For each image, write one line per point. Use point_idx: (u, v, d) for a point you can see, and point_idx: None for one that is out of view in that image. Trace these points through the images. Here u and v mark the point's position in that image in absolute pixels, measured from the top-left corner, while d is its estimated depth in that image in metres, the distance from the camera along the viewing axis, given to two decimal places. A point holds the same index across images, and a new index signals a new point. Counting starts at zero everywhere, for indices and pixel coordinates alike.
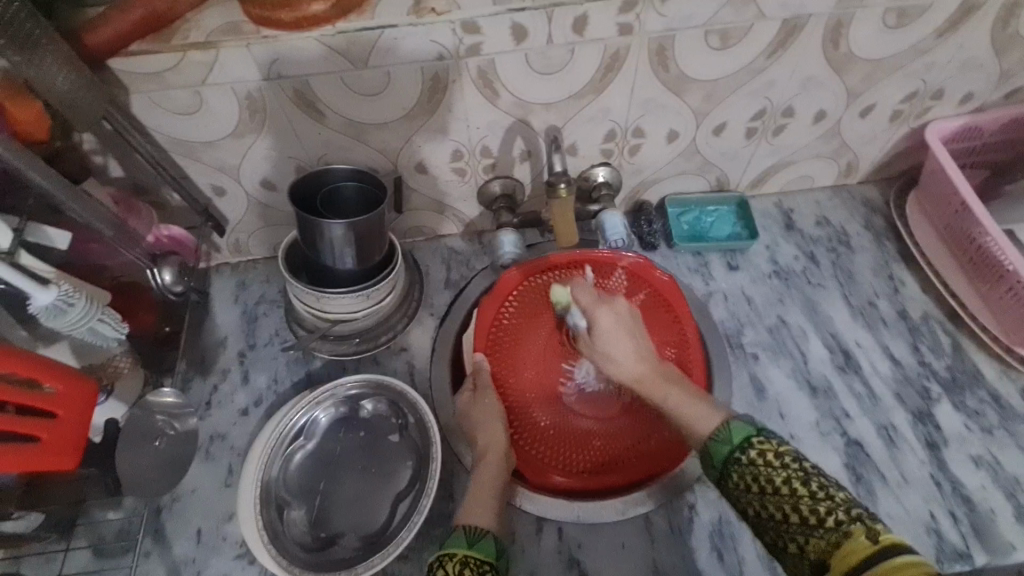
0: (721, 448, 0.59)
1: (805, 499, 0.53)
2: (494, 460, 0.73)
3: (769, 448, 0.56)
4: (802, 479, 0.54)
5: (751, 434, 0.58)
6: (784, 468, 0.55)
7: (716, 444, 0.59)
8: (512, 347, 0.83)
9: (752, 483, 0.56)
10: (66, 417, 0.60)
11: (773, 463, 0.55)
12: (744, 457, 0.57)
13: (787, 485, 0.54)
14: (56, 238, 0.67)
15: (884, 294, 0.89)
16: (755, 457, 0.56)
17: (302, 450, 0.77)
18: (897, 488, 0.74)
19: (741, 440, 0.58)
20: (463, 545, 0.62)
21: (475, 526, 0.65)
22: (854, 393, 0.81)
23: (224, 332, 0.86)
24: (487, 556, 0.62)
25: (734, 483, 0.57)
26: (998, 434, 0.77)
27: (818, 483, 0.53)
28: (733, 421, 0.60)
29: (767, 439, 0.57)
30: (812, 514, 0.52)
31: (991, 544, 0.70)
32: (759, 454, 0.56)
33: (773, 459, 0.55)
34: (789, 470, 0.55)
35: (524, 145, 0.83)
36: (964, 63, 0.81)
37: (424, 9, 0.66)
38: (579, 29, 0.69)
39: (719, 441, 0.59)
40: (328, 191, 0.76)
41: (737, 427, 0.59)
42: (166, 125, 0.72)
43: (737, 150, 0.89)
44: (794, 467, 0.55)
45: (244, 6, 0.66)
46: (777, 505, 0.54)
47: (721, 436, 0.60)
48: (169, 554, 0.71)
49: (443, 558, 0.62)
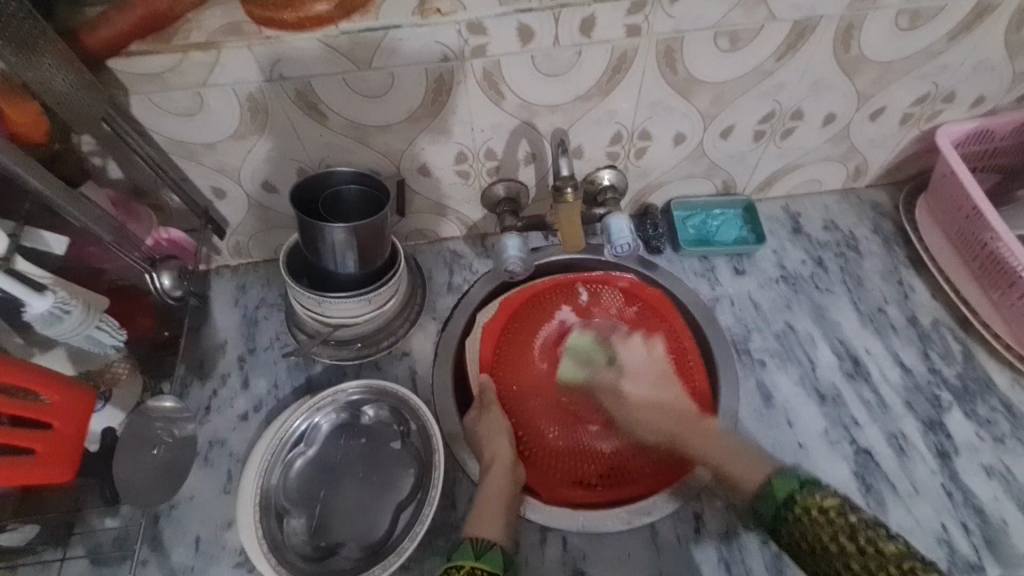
0: (767, 507, 0.62)
1: (854, 557, 0.55)
2: (500, 470, 0.72)
3: (813, 504, 0.59)
4: (849, 534, 0.56)
5: (794, 490, 0.61)
6: (831, 523, 0.57)
7: (762, 503, 0.63)
8: (515, 362, 0.84)
9: (802, 542, 0.58)
10: (62, 428, 0.59)
11: (820, 520, 0.58)
12: (791, 515, 0.60)
13: (836, 543, 0.56)
14: (53, 244, 0.66)
15: (893, 300, 0.88)
16: (801, 514, 0.59)
17: (302, 457, 0.75)
18: (908, 498, 0.73)
19: (785, 497, 0.61)
20: (471, 557, 0.63)
21: (482, 538, 0.65)
22: (863, 401, 0.80)
23: (223, 336, 0.85)
24: (494, 567, 0.63)
25: (789, 539, 0.60)
26: (1010, 444, 0.76)
27: (865, 535, 0.56)
28: (777, 476, 0.63)
29: (811, 494, 0.60)
30: (865, 571, 0.55)
31: (1003, 556, 0.69)
32: (805, 511, 0.59)
33: (820, 515, 0.58)
34: (835, 524, 0.57)
35: (529, 148, 0.81)
36: (977, 65, 0.80)
37: (429, 9, 0.65)
38: (586, 30, 0.68)
39: (765, 501, 0.62)
40: (329, 194, 0.75)
41: (780, 482, 0.62)
42: (167, 127, 0.71)
43: (745, 153, 0.88)
44: (839, 521, 0.57)
45: (245, 6, 0.64)
46: (829, 562, 0.57)
47: (766, 493, 0.62)
48: (167, 563, 0.70)
49: (449, 571, 0.63)
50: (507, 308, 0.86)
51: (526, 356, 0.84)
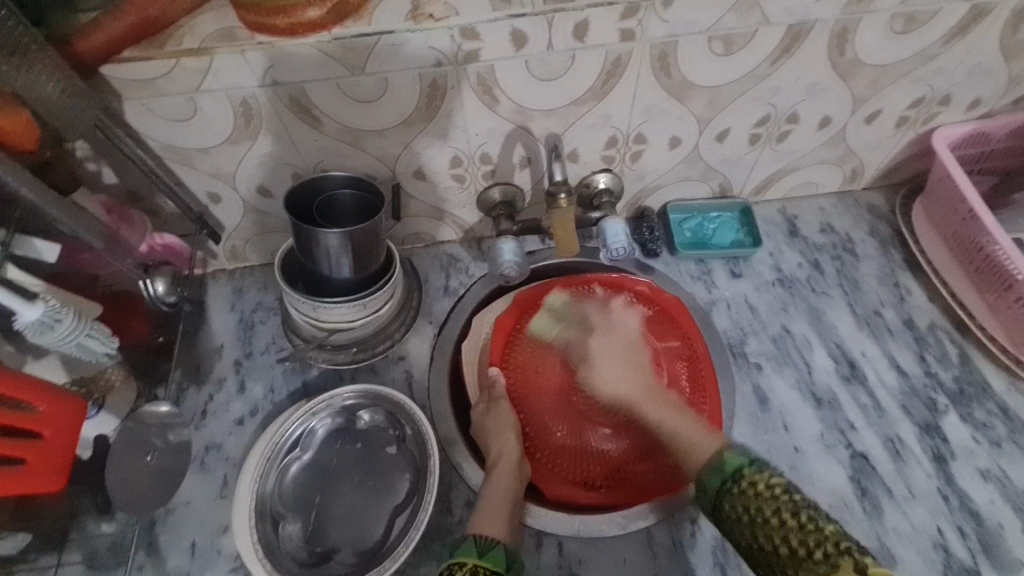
0: (714, 479, 0.64)
1: (794, 530, 0.56)
2: (504, 470, 0.72)
3: (759, 480, 0.61)
4: (792, 510, 0.58)
5: (742, 466, 0.64)
6: (774, 498, 0.59)
7: (710, 475, 0.65)
8: (527, 359, 0.82)
9: (743, 514, 0.60)
10: (52, 438, 0.59)
11: (764, 494, 0.60)
12: (735, 488, 0.62)
13: (776, 517, 0.58)
14: (45, 251, 0.66)
15: (890, 303, 0.88)
16: (745, 487, 0.61)
17: (297, 462, 0.75)
18: (904, 502, 0.73)
19: (733, 471, 0.64)
20: (473, 555, 0.62)
21: (485, 535, 0.64)
22: (860, 405, 0.80)
23: (219, 341, 0.85)
24: (497, 565, 0.62)
25: (728, 513, 0.61)
26: (1006, 447, 0.76)
27: (807, 514, 0.57)
28: (726, 452, 0.66)
29: (757, 471, 0.62)
30: (801, 547, 0.55)
31: (1000, 560, 0.69)
32: (750, 485, 0.61)
33: (764, 490, 0.60)
34: (779, 501, 0.59)
35: (524, 152, 0.81)
36: (972, 68, 0.80)
37: (421, 14, 0.65)
38: (580, 34, 0.68)
39: (713, 473, 0.65)
40: (324, 198, 0.75)
41: (729, 459, 0.65)
42: (160, 132, 0.71)
43: (740, 156, 0.88)
44: (783, 498, 0.59)
45: (238, 12, 0.64)
46: (767, 535, 0.58)
47: (715, 466, 0.65)
48: (162, 568, 0.70)
49: (453, 566, 0.61)
50: (520, 305, 0.85)
51: (536, 352, 0.82)
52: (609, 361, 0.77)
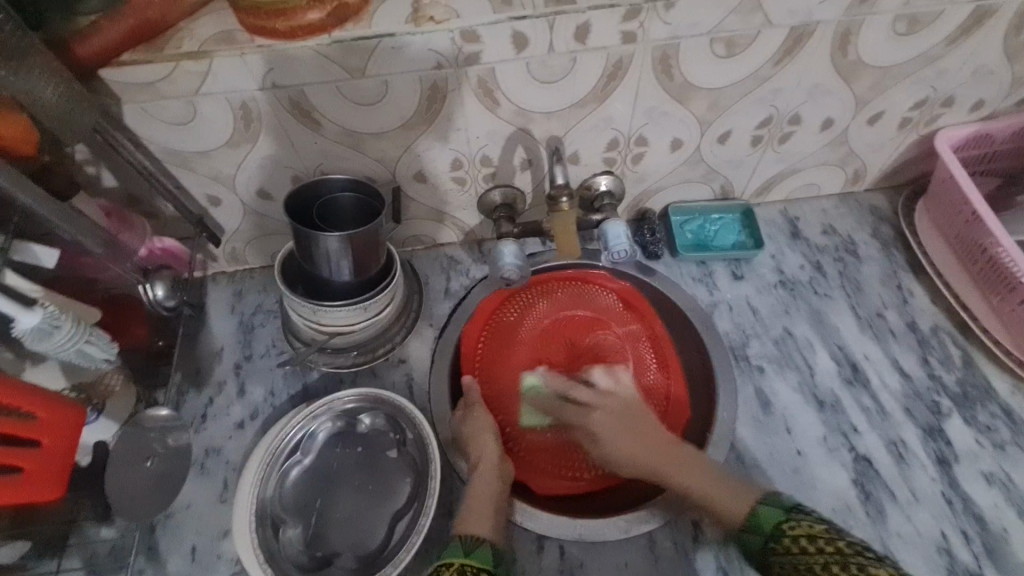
0: (755, 539, 0.61)
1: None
2: (487, 472, 0.72)
3: (802, 532, 0.57)
4: (841, 564, 0.54)
5: (779, 520, 0.60)
6: (820, 551, 0.55)
7: (749, 534, 0.61)
8: (500, 365, 0.85)
9: (793, 573, 0.56)
10: (51, 446, 0.59)
11: (809, 548, 0.56)
12: (779, 545, 0.58)
13: (827, 571, 0.54)
14: (43, 257, 0.66)
15: (893, 305, 0.87)
16: (789, 544, 0.58)
17: (298, 466, 0.75)
18: (908, 506, 0.73)
19: (773, 526, 0.60)
20: (461, 555, 0.61)
21: (472, 535, 0.64)
22: (863, 408, 0.79)
23: (219, 344, 0.85)
24: (485, 564, 0.62)
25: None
26: (1011, 451, 0.76)
27: (856, 565, 0.53)
28: (761, 506, 0.62)
29: (799, 522, 0.59)
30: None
31: (1004, 565, 0.69)
32: (794, 540, 0.57)
33: (807, 543, 0.56)
34: (826, 552, 0.55)
35: (525, 154, 0.81)
36: (976, 70, 0.79)
37: (422, 17, 0.65)
38: (581, 37, 0.67)
39: (753, 532, 0.61)
40: (324, 202, 0.74)
41: (764, 512, 0.61)
42: (159, 135, 0.71)
43: (742, 158, 0.87)
44: (828, 550, 0.55)
45: (238, 15, 0.64)
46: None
47: (754, 521, 0.61)
48: (163, 572, 0.69)
49: (439, 568, 0.60)
50: (485, 312, 0.88)
51: (506, 356, 0.86)
52: (625, 432, 0.74)
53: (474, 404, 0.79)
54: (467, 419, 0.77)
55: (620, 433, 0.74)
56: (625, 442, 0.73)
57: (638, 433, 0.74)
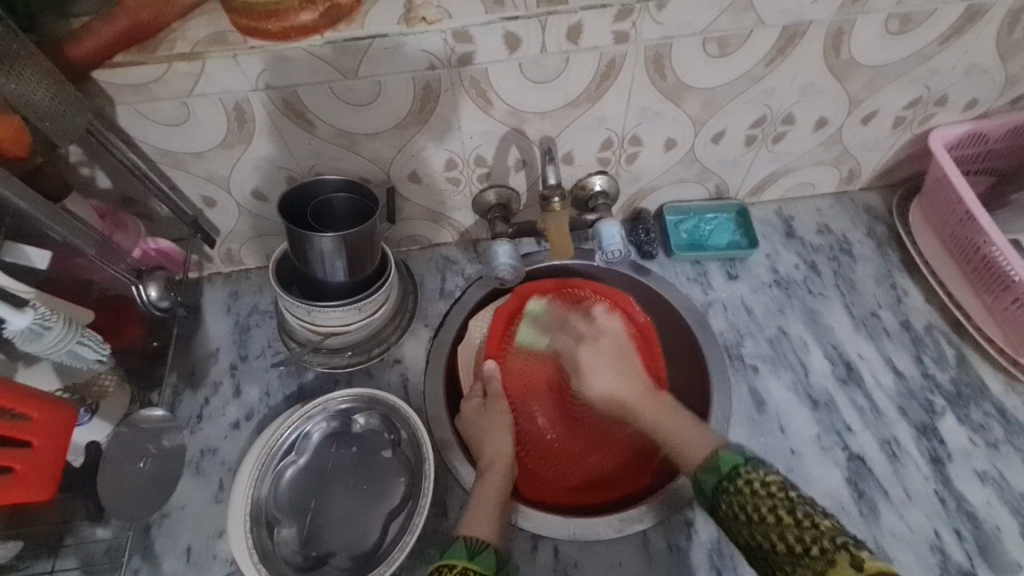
0: (710, 478, 0.63)
1: (790, 528, 0.56)
2: (500, 469, 0.73)
3: (755, 477, 0.60)
4: (788, 507, 0.57)
5: (738, 464, 0.62)
6: (771, 495, 0.58)
7: (705, 475, 0.64)
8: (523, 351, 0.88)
9: (740, 511, 0.59)
10: (42, 447, 0.59)
11: (759, 492, 0.59)
12: (732, 485, 0.61)
13: (773, 513, 0.57)
14: (35, 258, 0.67)
15: (887, 304, 0.88)
16: (742, 485, 0.60)
17: (293, 466, 0.75)
18: (901, 505, 0.73)
19: (729, 468, 0.62)
20: (464, 557, 0.62)
21: (475, 537, 0.65)
22: (857, 407, 0.80)
23: (215, 344, 0.85)
24: (486, 568, 0.62)
25: (726, 512, 0.60)
26: (1004, 449, 0.76)
27: (803, 510, 0.57)
28: (722, 451, 0.64)
29: (754, 468, 0.61)
30: (797, 543, 0.55)
31: (997, 563, 0.69)
32: (746, 483, 0.60)
33: (759, 487, 0.59)
34: (776, 498, 0.58)
35: (519, 154, 0.81)
36: (969, 69, 0.79)
37: (415, 17, 0.64)
38: (573, 37, 0.67)
39: (708, 471, 0.63)
40: (318, 202, 0.75)
41: (725, 456, 0.63)
42: (152, 136, 0.71)
43: (737, 158, 0.87)
44: (779, 496, 0.58)
45: (230, 16, 0.64)
46: (765, 533, 0.57)
47: (710, 464, 0.64)
48: (157, 573, 0.70)
49: (442, 569, 0.62)
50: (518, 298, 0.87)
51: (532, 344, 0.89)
52: (612, 367, 0.81)
53: (493, 397, 0.80)
54: (486, 414, 0.79)
55: (600, 363, 0.82)
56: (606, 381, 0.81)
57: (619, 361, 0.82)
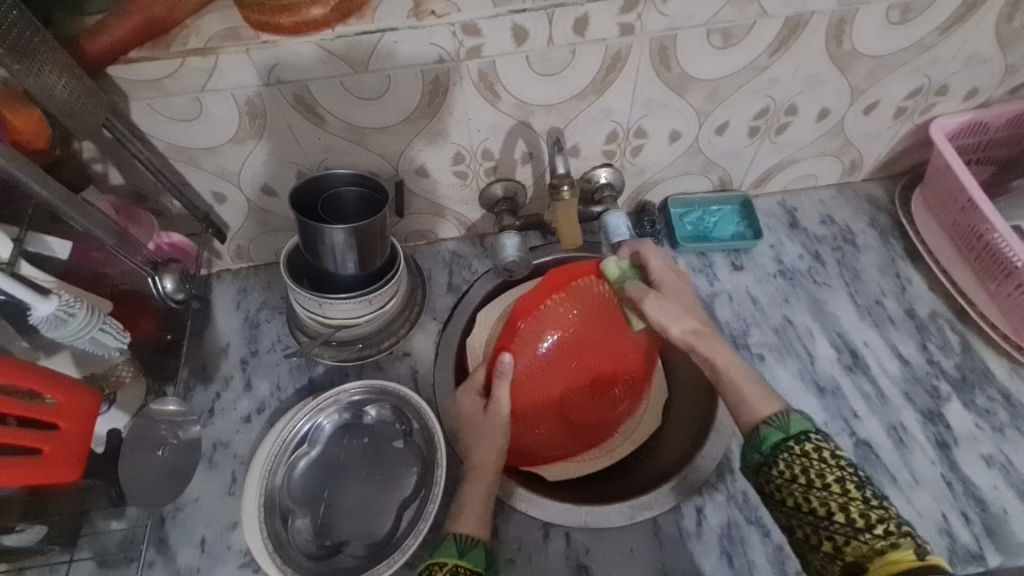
0: (774, 432, 0.61)
1: (857, 502, 0.55)
2: (480, 479, 0.71)
3: (826, 446, 0.59)
4: (856, 484, 0.56)
5: (809, 429, 0.60)
6: (840, 468, 0.57)
7: (770, 428, 0.61)
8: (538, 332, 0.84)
9: (801, 475, 0.58)
10: (69, 429, 0.60)
11: (828, 461, 0.58)
12: (798, 447, 0.59)
13: (840, 484, 0.56)
14: (56, 247, 0.68)
15: (891, 292, 0.89)
16: (809, 450, 0.59)
17: (305, 457, 0.76)
18: (908, 489, 0.73)
19: (799, 431, 0.60)
20: (454, 555, 0.63)
21: (464, 535, 0.65)
22: (863, 393, 0.80)
23: (226, 340, 0.86)
24: (477, 565, 0.63)
25: (782, 472, 0.59)
26: (1009, 433, 0.77)
27: (871, 491, 0.56)
28: (794, 412, 0.62)
29: (825, 439, 0.60)
30: (860, 518, 0.54)
31: (1005, 545, 0.69)
32: (816, 448, 0.59)
33: (829, 457, 0.58)
34: (844, 471, 0.57)
35: (526, 147, 0.82)
36: (970, 58, 0.80)
37: (423, 11, 0.66)
38: (580, 29, 0.68)
39: (774, 427, 0.61)
40: (329, 195, 0.75)
41: (796, 418, 0.61)
42: (165, 131, 0.72)
43: (741, 150, 0.88)
44: (848, 471, 0.57)
45: (243, 12, 0.65)
46: (823, 499, 0.56)
47: (776, 421, 0.61)
48: (173, 565, 0.70)
49: (432, 567, 0.62)
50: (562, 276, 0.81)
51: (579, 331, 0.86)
52: (662, 309, 0.72)
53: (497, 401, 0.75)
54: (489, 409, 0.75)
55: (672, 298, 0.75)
56: (670, 321, 0.72)
57: (690, 308, 0.74)
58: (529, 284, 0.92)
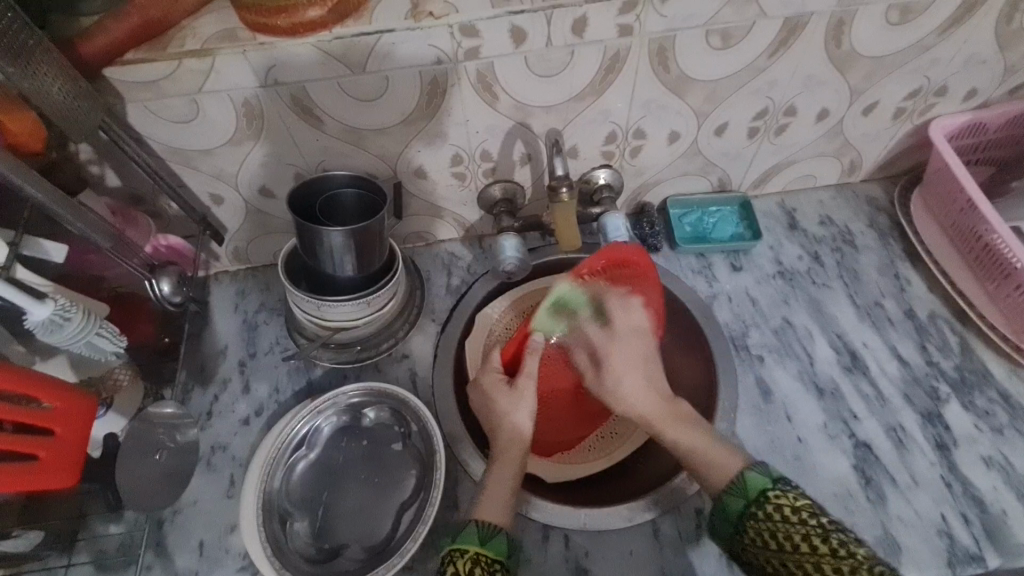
0: (736, 503, 0.61)
1: (825, 558, 0.56)
2: (504, 465, 0.70)
3: (786, 502, 0.59)
4: (822, 536, 0.57)
5: (766, 487, 0.60)
6: (802, 523, 0.57)
7: (731, 498, 0.62)
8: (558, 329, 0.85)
9: (770, 539, 0.58)
10: (65, 435, 0.59)
11: (790, 518, 0.58)
12: (761, 511, 0.59)
13: (806, 543, 0.57)
14: (53, 252, 0.67)
15: (890, 293, 0.88)
16: (772, 512, 0.59)
17: (304, 460, 0.76)
18: (908, 490, 0.73)
19: (757, 493, 0.60)
20: (476, 543, 0.62)
21: (488, 521, 0.64)
22: (862, 395, 0.80)
23: (223, 342, 0.85)
24: (499, 554, 0.62)
25: (751, 538, 0.59)
26: (1009, 434, 0.76)
27: (838, 539, 0.56)
28: (748, 472, 0.62)
29: (783, 492, 0.60)
30: (833, 573, 0.55)
31: (1004, 546, 0.69)
32: (777, 509, 0.59)
33: (792, 514, 0.58)
34: (807, 526, 0.57)
35: (524, 148, 0.82)
36: (969, 59, 0.80)
37: (421, 13, 0.65)
38: (579, 30, 0.68)
39: (734, 494, 0.62)
40: (327, 197, 0.75)
41: (752, 478, 0.62)
42: (161, 133, 0.71)
43: (740, 150, 0.88)
44: (812, 523, 0.57)
45: (240, 13, 0.64)
46: (795, 562, 0.57)
47: (737, 487, 0.62)
48: (171, 568, 0.70)
49: (454, 554, 0.61)
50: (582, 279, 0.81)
51: None
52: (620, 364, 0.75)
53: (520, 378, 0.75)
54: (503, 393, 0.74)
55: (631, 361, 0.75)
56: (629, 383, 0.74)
57: (645, 367, 0.75)
58: (529, 285, 0.91)
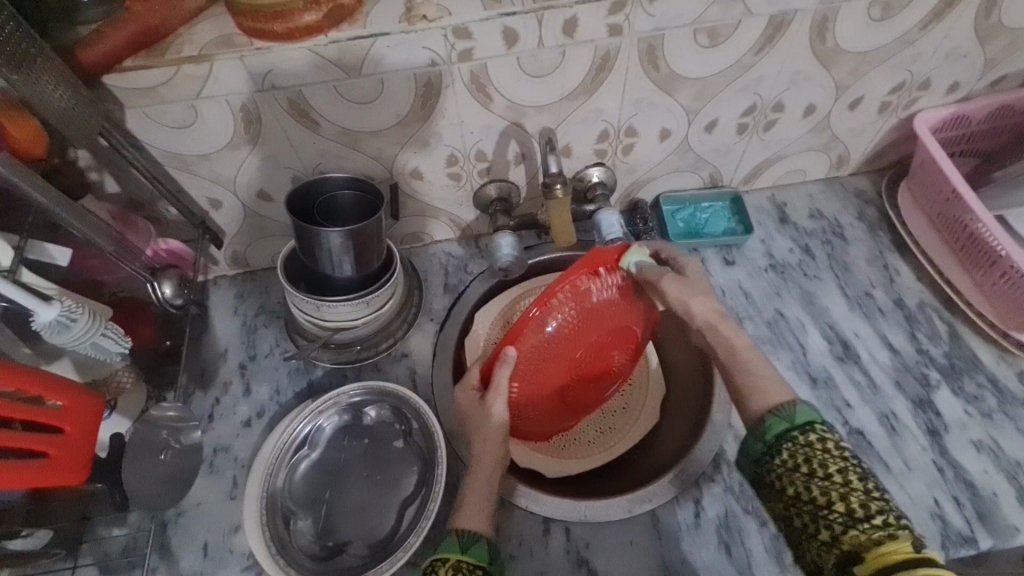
0: (778, 425, 0.58)
1: (857, 493, 0.52)
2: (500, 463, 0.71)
3: (831, 437, 0.56)
4: (859, 476, 0.54)
5: (815, 420, 0.57)
6: (844, 458, 0.54)
7: (773, 419, 0.58)
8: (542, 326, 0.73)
9: (803, 463, 0.55)
10: (74, 432, 0.60)
11: (833, 452, 0.55)
12: (804, 438, 0.56)
13: (843, 475, 0.53)
14: (57, 255, 0.69)
15: (880, 284, 0.90)
16: (814, 441, 0.56)
17: (306, 460, 0.77)
18: (900, 475, 0.75)
19: (804, 421, 0.57)
20: (456, 551, 0.62)
21: (469, 528, 0.64)
22: (854, 383, 0.82)
23: (223, 345, 0.86)
24: (480, 560, 0.62)
25: (785, 462, 0.56)
26: (997, 418, 0.78)
27: (874, 484, 0.53)
28: (799, 404, 0.59)
29: (829, 431, 0.57)
30: (859, 508, 0.51)
31: (996, 529, 0.71)
32: (819, 439, 0.56)
33: (833, 448, 0.55)
34: (846, 462, 0.54)
35: (519, 148, 0.83)
36: (950, 52, 0.82)
37: (415, 16, 0.67)
38: (570, 30, 0.70)
39: (778, 416, 0.58)
40: (324, 200, 0.76)
41: (802, 409, 0.58)
42: (160, 139, 0.72)
43: (729, 146, 0.90)
44: (852, 462, 0.54)
45: (237, 19, 0.66)
46: (823, 488, 0.53)
47: (783, 410, 0.58)
48: (176, 569, 0.71)
49: (436, 563, 0.62)
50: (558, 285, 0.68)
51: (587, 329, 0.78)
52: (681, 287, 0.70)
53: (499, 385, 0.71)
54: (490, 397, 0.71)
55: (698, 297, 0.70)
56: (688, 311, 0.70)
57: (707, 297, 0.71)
58: (527, 283, 0.93)
